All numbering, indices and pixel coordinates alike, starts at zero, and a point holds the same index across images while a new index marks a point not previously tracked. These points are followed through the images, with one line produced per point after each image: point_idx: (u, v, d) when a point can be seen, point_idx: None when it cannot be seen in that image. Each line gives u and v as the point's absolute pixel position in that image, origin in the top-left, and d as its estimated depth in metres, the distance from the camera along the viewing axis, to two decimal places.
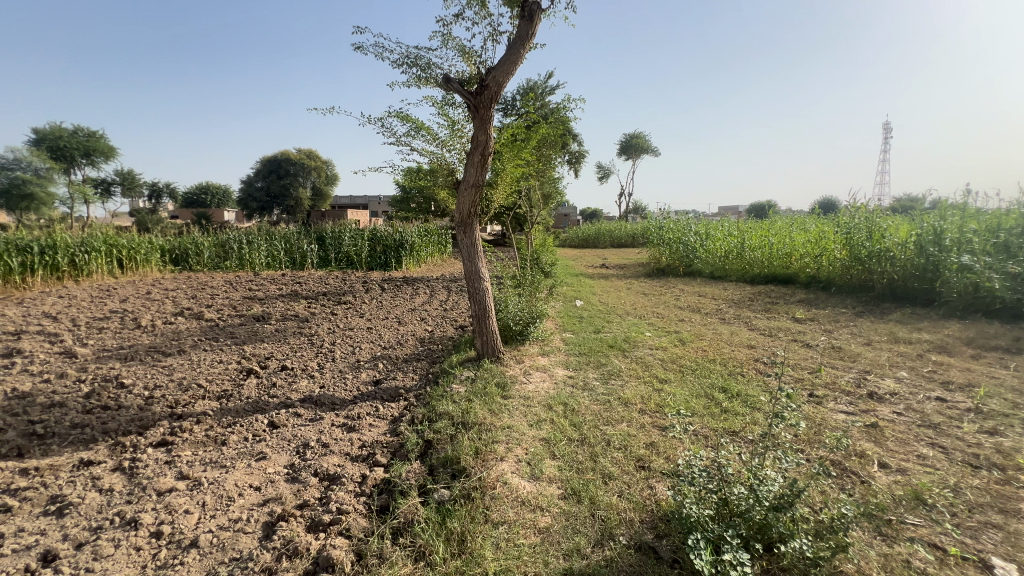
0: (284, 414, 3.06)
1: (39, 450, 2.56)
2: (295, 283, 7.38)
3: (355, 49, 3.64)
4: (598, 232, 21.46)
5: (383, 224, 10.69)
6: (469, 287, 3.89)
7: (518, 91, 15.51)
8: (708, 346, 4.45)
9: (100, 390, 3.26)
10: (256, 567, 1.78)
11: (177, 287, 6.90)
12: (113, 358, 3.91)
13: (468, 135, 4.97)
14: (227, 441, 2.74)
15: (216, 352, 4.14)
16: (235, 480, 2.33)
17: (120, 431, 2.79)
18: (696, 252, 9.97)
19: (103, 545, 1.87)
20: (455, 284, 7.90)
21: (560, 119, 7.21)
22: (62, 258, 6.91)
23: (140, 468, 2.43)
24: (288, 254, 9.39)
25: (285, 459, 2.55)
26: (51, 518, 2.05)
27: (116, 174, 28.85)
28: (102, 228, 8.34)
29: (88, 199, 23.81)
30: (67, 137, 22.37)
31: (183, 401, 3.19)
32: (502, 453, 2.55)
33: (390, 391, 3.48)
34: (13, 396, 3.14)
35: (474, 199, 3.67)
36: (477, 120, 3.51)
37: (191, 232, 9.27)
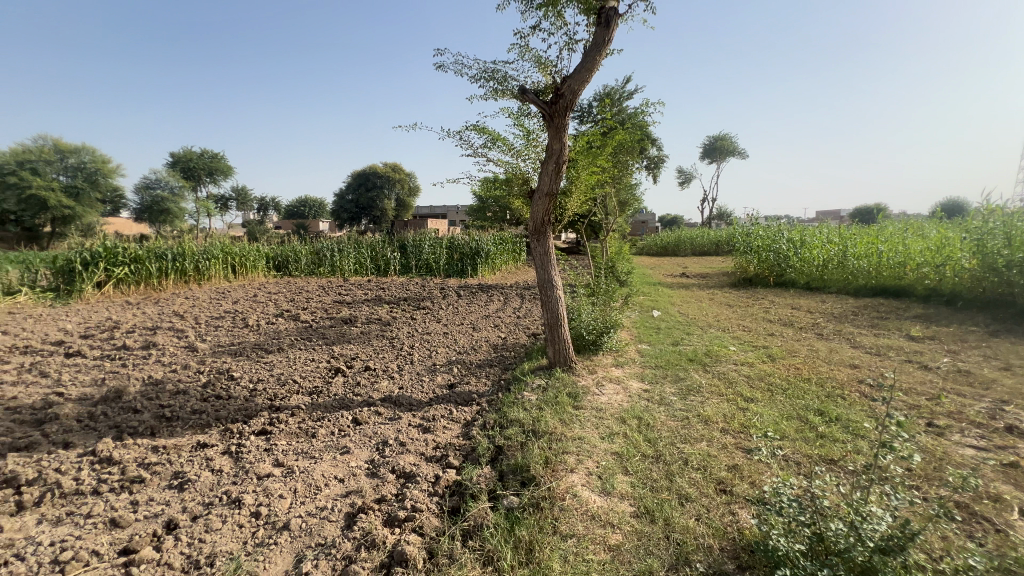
0: (366, 412, 3.26)
1: (166, 430, 2.95)
2: (379, 289, 7.86)
3: (436, 68, 3.84)
4: (677, 239, 20.56)
5: (460, 233, 11.06)
6: (542, 295, 3.90)
7: (595, 98, 15.39)
8: (801, 363, 4.07)
9: (214, 381, 3.70)
10: (338, 554, 1.90)
11: (278, 290, 7.65)
12: (226, 353, 4.41)
13: (542, 144, 5.00)
14: (316, 434, 2.96)
15: (309, 351, 4.52)
16: (323, 470, 2.52)
17: (230, 418, 3.13)
18: (788, 261, 9.18)
19: (212, 519, 2.10)
20: (528, 291, 7.96)
21: (638, 124, 7.02)
22: (189, 264, 7.95)
23: (244, 453, 2.71)
24: (374, 262, 10.03)
25: (366, 455, 2.71)
26: (174, 491, 2.35)
27: (233, 190, 32.70)
28: (221, 237, 9.49)
29: (210, 213, 27.23)
30: (196, 160, 25.83)
31: (281, 394, 3.51)
32: (573, 465, 2.50)
33: (464, 395, 3.58)
34: (148, 382, 3.65)
35: (547, 208, 3.68)
36: (552, 129, 3.53)
37: (291, 241, 10.25)
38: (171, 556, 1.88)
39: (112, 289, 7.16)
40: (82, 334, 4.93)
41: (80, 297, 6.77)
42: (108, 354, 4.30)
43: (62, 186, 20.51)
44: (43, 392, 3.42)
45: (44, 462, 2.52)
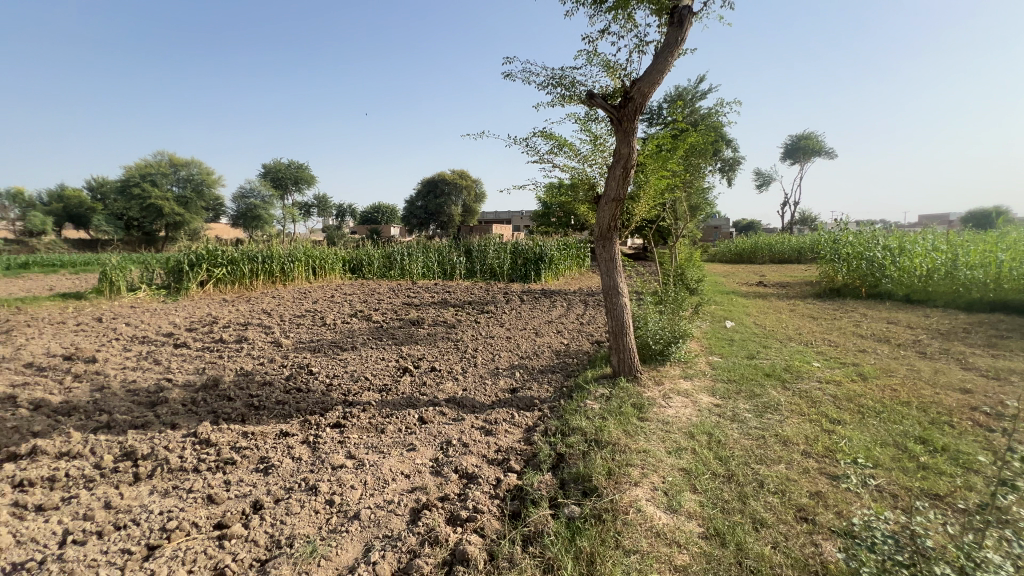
0: (431, 411, 3.37)
1: (254, 417, 3.23)
2: (446, 292, 8.11)
3: (505, 77, 3.92)
4: (754, 245, 19.34)
5: (524, 238, 11.14)
6: (607, 302, 3.83)
7: (665, 99, 14.92)
8: (899, 385, 3.67)
9: (296, 375, 4.00)
10: (403, 547, 1.98)
11: (353, 292, 8.12)
12: (306, 349, 4.76)
13: (610, 149, 4.93)
14: (385, 430, 3.11)
15: (380, 350, 4.75)
16: (391, 465, 2.64)
17: (308, 410, 3.37)
18: (884, 270, 8.32)
19: (291, 503, 2.27)
20: (592, 298, 7.85)
21: (712, 124, 6.71)
22: (276, 266, 8.68)
23: (321, 443, 2.90)
24: (440, 266, 10.36)
25: (431, 453, 2.80)
26: (260, 474, 2.57)
27: (315, 197, 35.28)
28: (304, 241, 10.25)
29: (295, 218, 29.53)
30: (284, 170, 28.16)
31: (354, 390, 3.73)
32: (637, 478, 2.43)
33: (526, 400, 3.60)
34: (241, 373, 4.02)
35: (614, 213, 3.61)
36: (620, 133, 3.47)
37: (365, 245, 10.85)
38: (256, 534, 2.05)
39: (212, 288, 7.97)
40: (187, 327, 5.53)
41: (186, 294, 7.61)
42: (208, 346, 4.79)
43: (174, 196, 23.19)
44: (155, 378, 3.88)
45: (156, 440, 2.86)
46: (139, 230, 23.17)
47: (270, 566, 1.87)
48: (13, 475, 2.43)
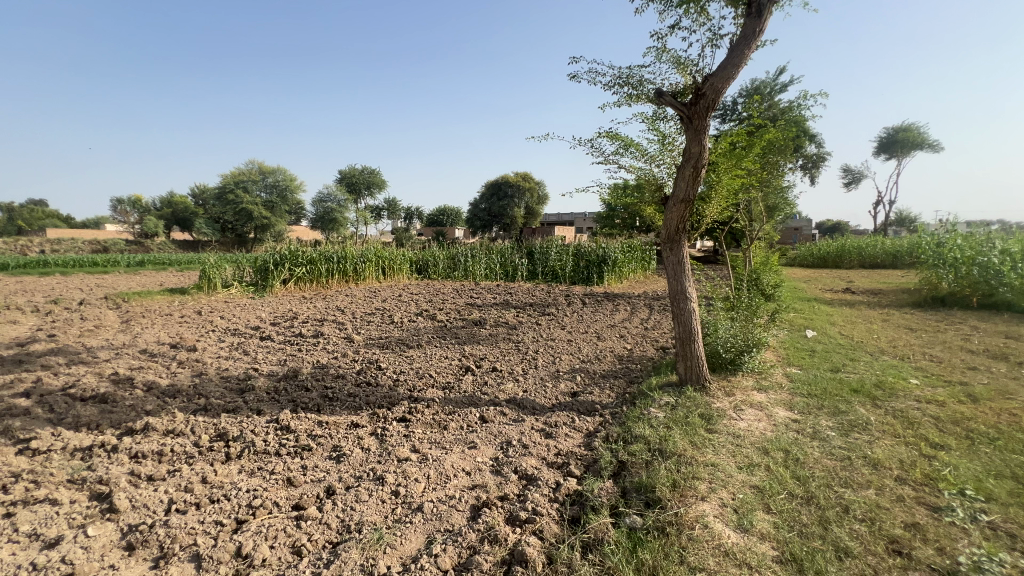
0: (492, 411, 3.41)
1: (329, 408, 3.45)
2: (508, 293, 8.21)
3: (571, 78, 3.90)
4: (840, 248, 17.78)
5: (587, 240, 11.00)
6: (674, 307, 3.69)
7: (741, 94, 14.12)
8: (1019, 409, 3.22)
9: (366, 369, 4.22)
10: (463, 543, 2.02)
11: (419, 291, 8.44)
12: (376, 345, 5.01)
13: (679, 148, 4.74)
14: (448, 427, 3.20)
15: (444, 349, 4.90)
16: (452, 461, 2.71)
17: (377, 403, 3.54)
18: (1002, 277, 7.33)
19: (360, 491, 2.40)
20: (657, 302, 7.60)
21: (794, 119, 6.26)
22: (349, 266, 9.21)
23: (388, 436, 3.04)
24: (503, 267, 10.49)
25: (491, 452, 2.85)
26: (333, 461, 2.74)
27: (385, 201, 37.06)
28: (375, 242, 10.81)
29: (367, 221, 31.18)
30: (358, 175, 29.84)
31: (419, 386, 3.87)
32: (704, 493, 2.31)
33: (587, 404, 3.55)
34: (317, 366, 4.31)
35: (682, 215, 3.47)
36: (691, 131, 3.33)
37: (431, 246, 11.23)
38: (329, 517, 2.19)
39: (294, 285, 8.62)
40: (272, 321, 6.02)
41: (271, 291, 8.28)
42: (290, 339, 5.18)
43: (262, 202, 25.33)
44: (244, 367, 4.26)
45: (244, 424, 3.13)
46: (233, 232, 25.54)
47: (341, 548, 1.98)
48: (129, 448, 2.77)
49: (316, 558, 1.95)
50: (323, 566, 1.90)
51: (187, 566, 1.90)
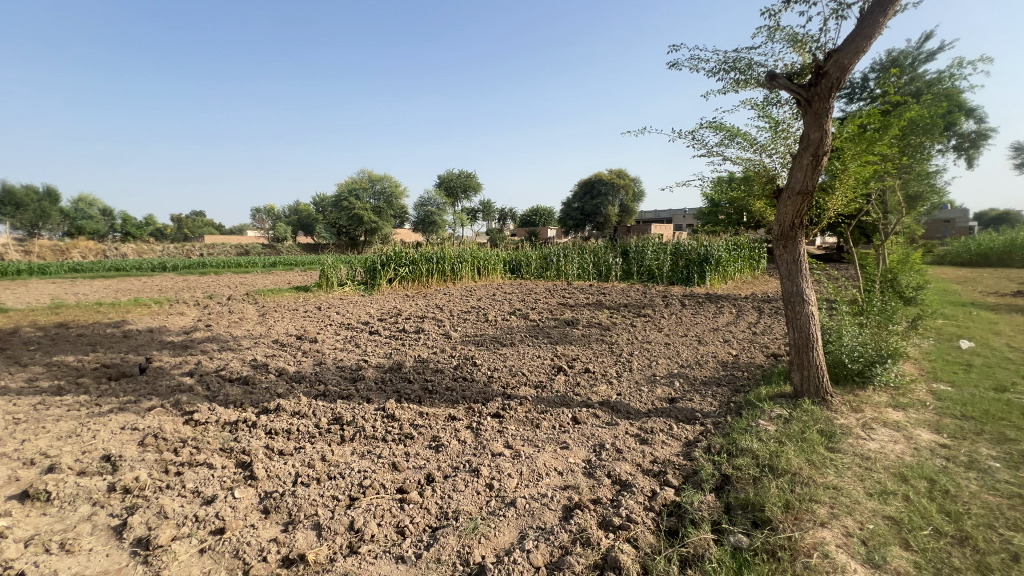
0: (585, 412, 3.38)
1: (429, 400, 3.66)
2: (601, 294, 8.05)
3: (670, 68, 3.71)
4: (1010, 244, 14.77)
5: (687, 238, 10.39)
6: (788, 310, 3.35)
7: (874, 69, 12.37)
8: None
9: (463, 365, 4.41)
10: (555, 542, 2.03)
11: (512, 291, 8.63)
12: (471, 342, 5.21)
13: (795, 134, 4.29)
14: (540, 425, 3.23)
15: (536, 348, 4.95)
16: (545, 460, 2.73)
17: (473, 398, 3.69)
18: None
19: (457, 481, 2.51)
20: (768, 304, 6.96)
21: (945, 92, 5.34)
22: (447, 266, 9.69)
23: (483, 430, 3.15)
24: (596, 267, 10.33)
25: (584, 454, 2.82)
26: (432, 451, 2.90)
27: (481, 203, 38.59)
28: (471, 243, 11.25)
29: (463, 223, 32.56)
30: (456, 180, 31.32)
31: (512, 383, 3.95)
32: (825, 518, 2.07)
33: (686, 412, 3.36)
34: (419, 360, 4.60)
35: (799, 209, 3.14)
36: (810, 116, 3.00)
37: (525, 246, 11.42)
38: (429, 503, 2.33)
39: (399, 284, 9.29)
40: (379, 317, 6.54)
41: (379, 289, 9.01)
42: (395, 334, 5.59)
43: (372, 207, 27.67)
44: (356, 358, 4.68)
45: (356, 410, 3.45)
46: (347, 236, 28.26)
47: (440, 534, 2.10)
48: (265, 425, 3.19)
49: (418, 540, 2.08)
50: (424, 548, 2.02)
51: (310, 533, 2.14)
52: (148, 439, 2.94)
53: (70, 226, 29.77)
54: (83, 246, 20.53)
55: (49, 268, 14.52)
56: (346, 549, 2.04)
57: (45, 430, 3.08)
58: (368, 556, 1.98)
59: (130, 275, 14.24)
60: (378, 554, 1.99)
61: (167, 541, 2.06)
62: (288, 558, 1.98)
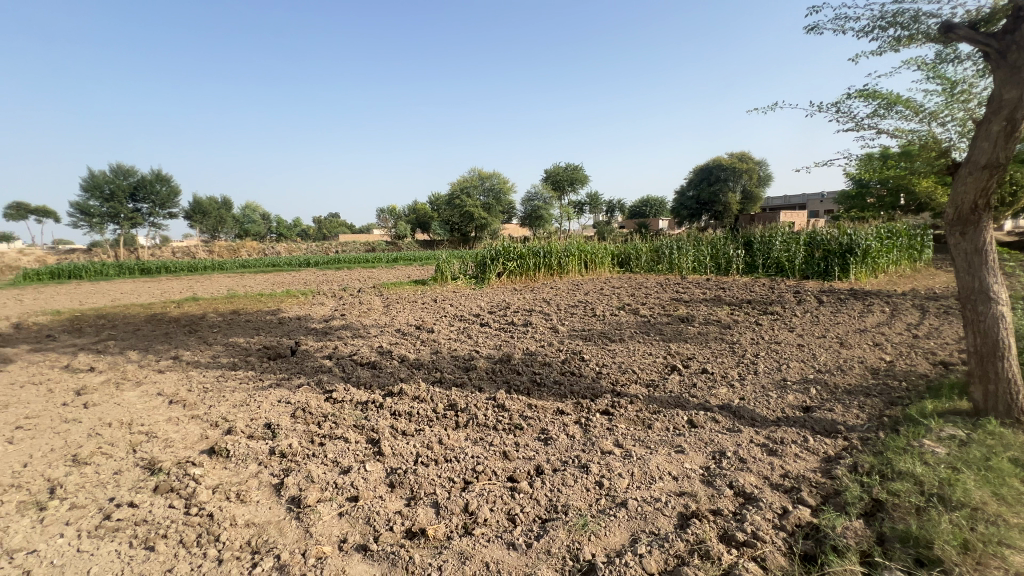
0: (702, 416, 3.16)
1: (537, 392, 3.71)
2: (720, 289, 7.45)
3: (809, 33, 3.26)
4: None
5: (826, 226, 9.14)
6: (968, 310, 2.77)
7: None
8: None
9: (570, 360, 4.39)
10: (670, 549, 1.92)
11: (621, 285, 8.37)
12: (579, 337, 5.17)
13: (980, 96, 3.51)
14: (652, 426, 3.08)
15: (647, 344, 4.75)
16: (658, 462, 2.60)
17: (581, 393, 3.65)
18: None
19: (566, 475, 2.51)
20: (934, 303, 5.83)
21: None
22: (554, 260, 9.71)
23: (591, 427, 3.10)
24: (713, 260, 9.58)
25: (701, 460, 2.63)
26: (541, 443, 2.93)
27: (587, 196, 38.18)
28: (578, 236, 11.15)
29: (569, 216, 32.41)
30: (562, 174, 31.36)
31: (621, 381, 3.84)
32: (1019, 568, 1.68)
33: (826, 424, 2.96)
34: (526, 352, 4.68)
35: (985, 187, 2.56)
36: (1004, 70, 2.43)
37: (634, 239, 11.01)
38: (539, 494, 2.36)
39: (507, 278, 9.57)
40: (489, 310, 6.79)
41: (489, 283, 9.37)
42: (504, 327, 5.76)
43: (482, 204, 28.82)
44: (469, 349, 4.91)
45: (469, 398, 3.62)
46: (459, 232, 29.82)
47: (550, 526, 2.11)
48: (390, 407, 3.50)
49: (528, 529, 2.12)
50: (535, 538, 2.05)
51: (429, 510, 2.29)
52: (298, 412, 3.40)
53: (240, 229, 35.70)
54: (250, 245, 24.40)
55: (226, 264, 17.60)
56: (461, 530, 2.15)
57: (225, 399, 3.73)
58: (482, 538, 2.07)
59: (284, 270, 16.61)
60: (491, 538, 2.07)
61: (314, 502, 2.36)
62: (411, 531, 2.15)
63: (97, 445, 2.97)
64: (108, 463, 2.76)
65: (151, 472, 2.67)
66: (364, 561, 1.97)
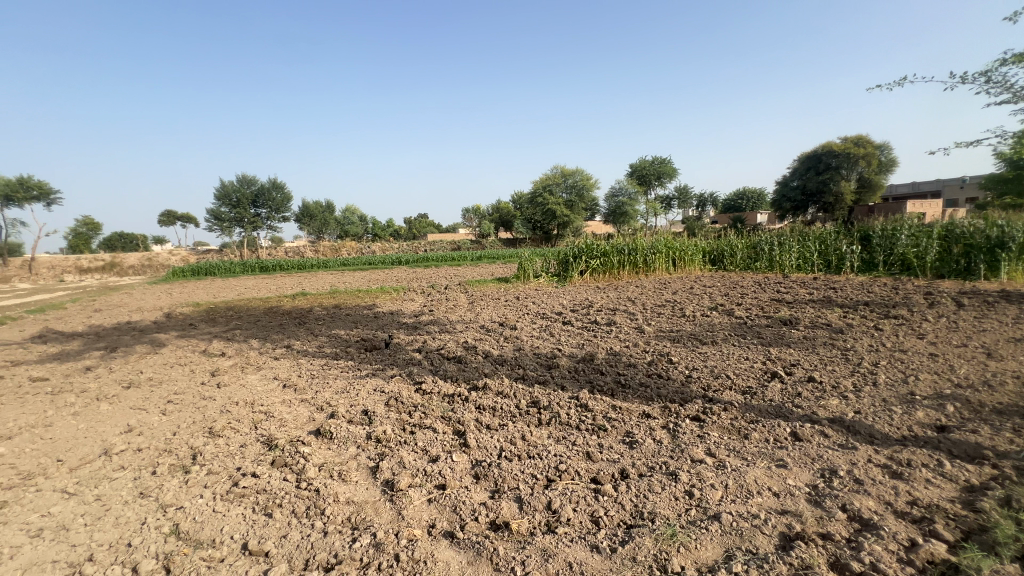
0: (808, 429, 2.86)
1: (622, 394, 3.61)
2: (830, 289, 6.71)
3: None
4: None
5: (968, 216, 7.84)
6: None
7: None
8: None
9: (657, 361, 4.22)
10: (771, 572, 1.76)
11: (713, 284, 7.87)
12: (666, 338, 4.94)
13: None
14: (749, 436, 2.86)
15: (743, 348, 4.41)
16: (755, 476, 2.41)
17: (669, 397, 3.49)
18: None
19: (653, 482, 2.41)
20: None
21: None
22: (639, 258, 9.39)
23: (680, 433, 2.95)
24: (822, 256, 8.65)
25: (808, 477, 2.39)
26: (626, 446, 2.84)
27: (676, 190, 36.60)
28: (666, 233, 10.68)
29: (656, 212, 31.12)
30: (649, 168, 30.33)
31: (714, 386, 3.60)
32: None
33: (969, 448, 2.54)
34: (610, 352, 4.57)
35: None
36: None
37: (728, 234, 10.30)
38: (624, 499, 2.29)
39: (590, 276, 9.44)
40: (572, 308, 6.75)
41: (571, 281, 9.31)
42: (586, 326, 5.69)
43: (565, 201, 28.65)
44: (551, 347, 4.92)
45: (552, 396, 3.62)
46: (541, 230, 30.02)
47: (635, 532, 2.04)
48: (475, 401, 3.61)
49: (612, 533, 2.07)
50: (619, 543, 1.99)
51: (513, 504, 2.33)
52: (391, 401, 3.63)
53: (341, 230, 39.04)
54: (350, 245, 26.56)
55: (330, 262, 19.34)
56: (544, 527, 2.16)
57: (329, 385, 4.09)
58: (564, 537, 2.06)
59: (379, 267, 17.89)
60: (574, 539, 2.05)
61: (405, 486, 2.51)
62: (495, 523, 2.20)
63: (227, 420, 3.41)
64: (236, 436, 3.16)
65: (269, 447, 3.00)
66: (451, 548, 2.05)
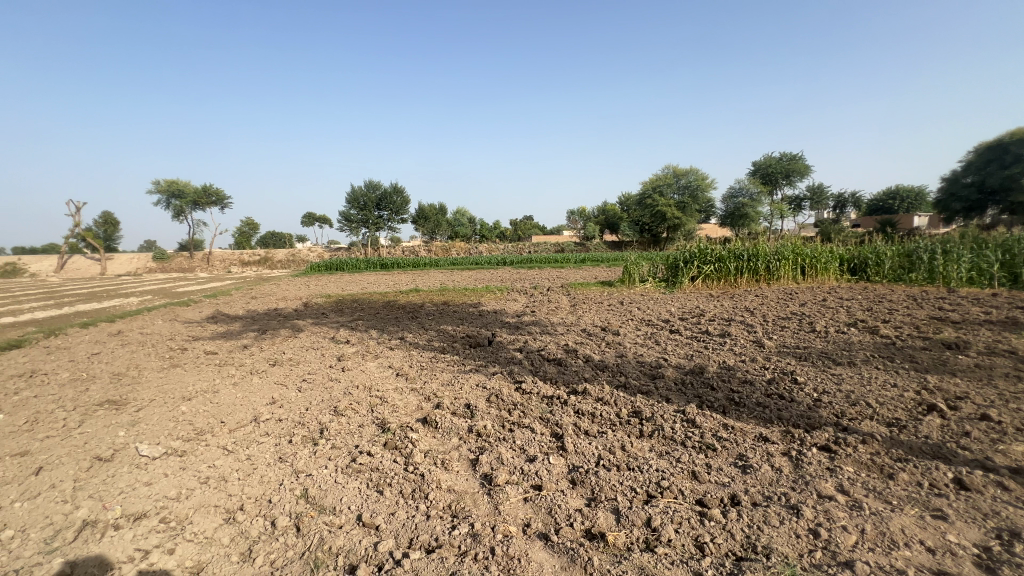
0: (979, 478, 2.35)
1: (734, 412, 3.31)
2: (1017, 308, 5.45)
3: None
4: None
5: None
6: None
7: None
8: None
9: (778, 380, 3.79)
10: None
11: (852, 296, 6.88)
12: (790, 355, 4.43)
13: None
14: (896, 476, 2.44)
15: (890, 373, 3.77)
16: (903, 525, 2.04)
17: (793, 422, 3.11)
18: None
19: (769, 514, 2.17)
20: None
21: None
22: (760, 264, 8.55)
23: (805, 463, 2.61)
24: (1005, 268, 7.08)
25: (977, 536, 1.96)
26: (738, 470, 2.59)
27: (809, 190, 32.74)
28: (794, 237, 9.59)
29: (783, 214, 28.09)
30: (775, 165, 27.61)
31: (850, 414, 3.14)
32: None
33: None
34: (722, 366, 4.22)
35: None
36: None
37: (874, 240, 8.94)
38: (734, 528, 2.09)
39: (701, 283, 8.83)
40: (680, 316, 6.37)
41: (681, 287, 8.80)
42: (696, 335, 5.32)
43: (676, 203, 27.19)
44: (656, 355, 4.69)
45: (655, 407, 3.44)
46: (650, 233, 28.87)
47: (746, 566, 1.85)
48: (575, 405, 3.57)
49: (719, 563, 1.89)
50: None
51: (609, 515, 2.25)
52: (492, 398, 3.74)
53: (452, 232, 41.41)
54: (459, 245, 28.05)
55: (441, 261, 20.61)
56: (642, 544, 2.05)
57: (435, 378, 4.34)
58: (664, 558, 1.94)
59: (485, 267, 18.63)
60: (674, 562, 1.91)
61: (502, 482, 2.57)
62: (590, 531, 2.15)
63: (349, 401, 3.80)
64: (356, 417, 3.50)
65: (382, 430, 3.27)
66: (545, 550, 2.04)
